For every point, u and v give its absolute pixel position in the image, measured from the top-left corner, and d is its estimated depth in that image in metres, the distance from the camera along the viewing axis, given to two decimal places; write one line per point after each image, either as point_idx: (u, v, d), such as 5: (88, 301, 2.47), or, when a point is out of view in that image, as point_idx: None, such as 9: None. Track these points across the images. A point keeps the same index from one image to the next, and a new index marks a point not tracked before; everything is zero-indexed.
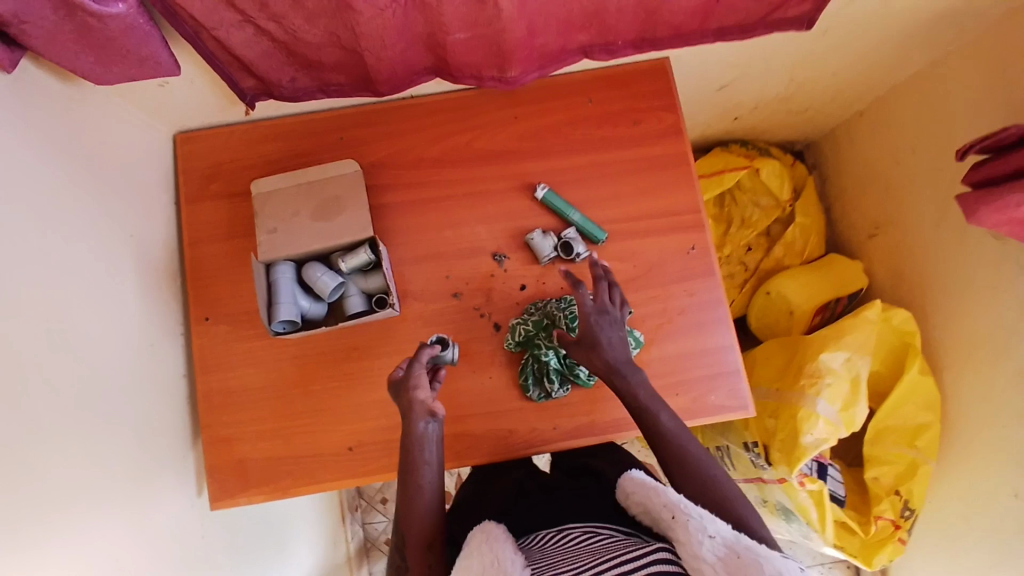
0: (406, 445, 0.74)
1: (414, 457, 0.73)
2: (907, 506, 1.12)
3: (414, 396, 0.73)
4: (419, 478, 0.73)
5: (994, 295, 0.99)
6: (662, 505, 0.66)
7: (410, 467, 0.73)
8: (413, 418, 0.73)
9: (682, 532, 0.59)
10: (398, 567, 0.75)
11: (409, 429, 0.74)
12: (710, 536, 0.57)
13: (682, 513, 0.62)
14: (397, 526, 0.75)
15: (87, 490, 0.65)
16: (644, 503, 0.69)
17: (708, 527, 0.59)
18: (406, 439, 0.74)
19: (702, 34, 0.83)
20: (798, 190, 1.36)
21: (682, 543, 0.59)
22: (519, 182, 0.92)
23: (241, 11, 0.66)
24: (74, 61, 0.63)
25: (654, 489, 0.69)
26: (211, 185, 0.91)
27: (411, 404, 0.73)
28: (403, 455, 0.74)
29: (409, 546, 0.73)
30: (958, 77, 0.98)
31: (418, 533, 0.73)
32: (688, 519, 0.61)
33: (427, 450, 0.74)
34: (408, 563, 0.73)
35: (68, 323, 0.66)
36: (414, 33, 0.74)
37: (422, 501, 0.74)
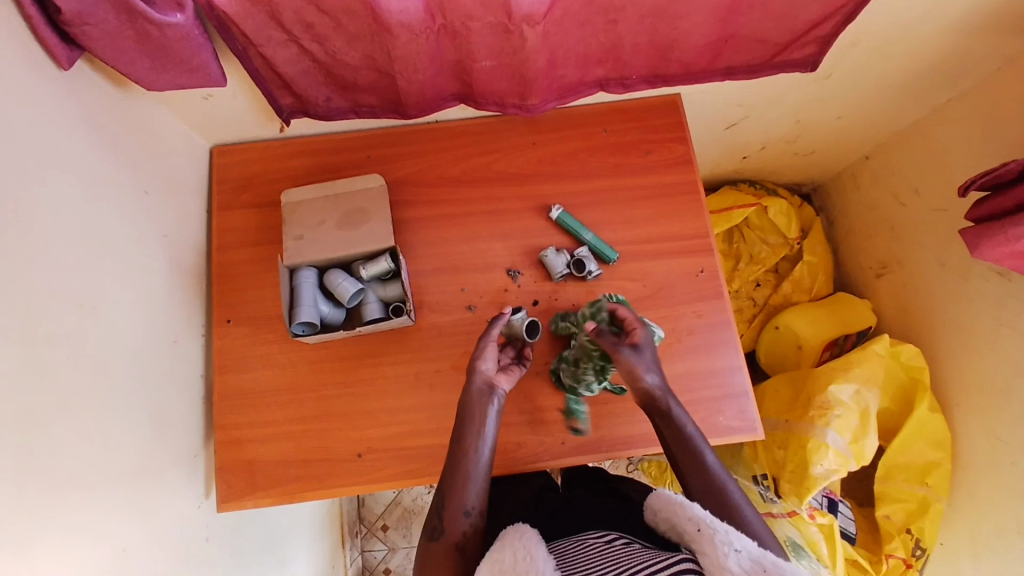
0: (464, 410, 0.80)
1: (472, 420, 0.79)
2: (919, 545, 1.09)
3: (479, 364, 0.82)
4: (474, 440, 0.78)
5: (999, 332, 1.00)
6: (687, 518, 0.65)
7: (466, 430, 0.79)
8: (475, 384, 0.81)
9: (708, 543, 0.59)
10: (434, 529, 0.74)
11: (469, 395, 0.81)
12: (737, 550, 0.57)
13: (708, 526, 0.61)
14: (439, 492, 0.76)
15: (98, 472, 0.66)
16: (668, 518, 0.68)
17: (734, 540, 0.58)
18: (465, 406, 0.80)
19: (712, 72, 0.89)
20: (805, 229, 1.39)
21: (706, 555, 0.58)
22: (535, 203, 0.96)
23: (288, 31, 0.72)
24: (130, 65, 0.69)
25: (679, 504, 0.68)
26: (243, 196, 0.96)
27: (476, 371, 0.82)
28: (459, 422, 0.80)
29: (450, 509, 0.74)
30: (958, 121, 1.03)
31: (461, 499, 0.75)
32: (714, 532, 0.60)
33: (484, 416, 0.80)
34: (444, 525, 0.74)
35: (97, 306, 0.69)
36: (444, 59, 0.80)
37: (471, 467, 0.77)
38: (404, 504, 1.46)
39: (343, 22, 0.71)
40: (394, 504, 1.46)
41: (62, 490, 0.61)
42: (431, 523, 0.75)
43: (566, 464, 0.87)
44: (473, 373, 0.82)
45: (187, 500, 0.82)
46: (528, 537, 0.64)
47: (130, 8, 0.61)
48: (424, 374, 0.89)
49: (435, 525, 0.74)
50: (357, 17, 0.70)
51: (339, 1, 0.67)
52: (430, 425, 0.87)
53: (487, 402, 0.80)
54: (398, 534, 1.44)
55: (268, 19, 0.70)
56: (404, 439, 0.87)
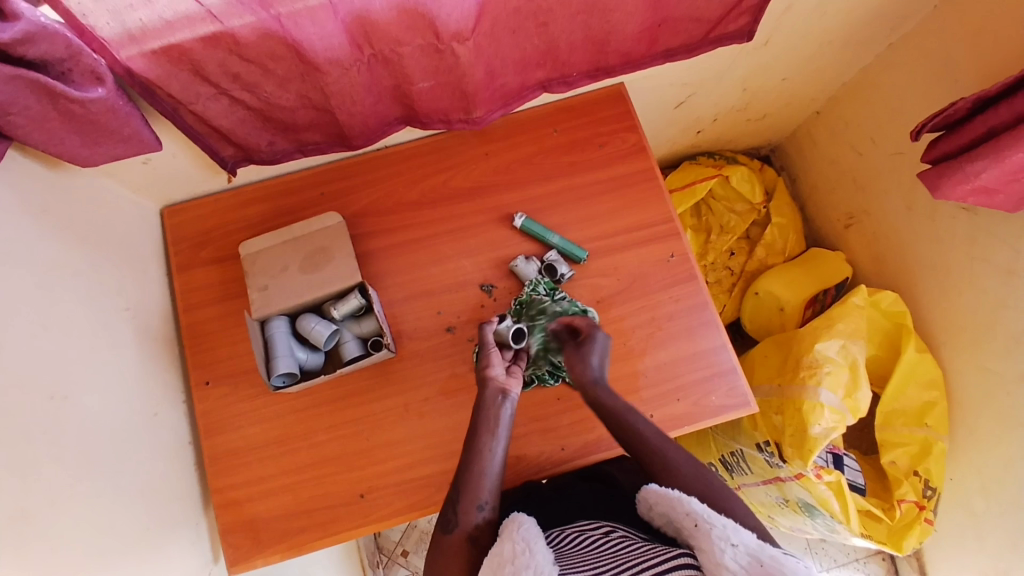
0: (478, 413, 0.80)
1: (485, 420, 0.79)
2: (928, 485, 1.11)
3: (487, 369, 0.82)
4: (486, 441, 0.78)
5: (972, 264, 1.02)
6: (684, 513, 0.66)
7: (480, 430, 0.78)
8: (488, 390, 0.81)
9: (705, 540, 0.61)
10: (448, 520, 0.74)
11: (483, 399, 0.80)
12: (734, 545, 0.59)
13: (704, 522, 0.63)
14: (454, 486, 0.76)
15: (100, 565, 0.64)
16: (666, 512, 0.69)
17: (731, 535, 0.60)
18: (478, 409, 0.80)
19: (652, 57, 0.88)
20: (769, 192, 1.40)
21: (704, 551, 0.60)
22: (497, 213, 0.95)
23: (216, 85, 0.71)
24: (62, 146, 0.66)
25: (676, 498, 0.69)
26: (202, 253, 0.94)
27: (491, 375, 0.82)
28: (473, 423, 0.80)
29: (464, 503, 0.75)
30: (900, 65, 1.04)
31: (476, 494, 0.75)
32: (711, 528, 0.62)
33: (496, 415, 0.80)
34: (459, 518, 0.74)
35: (73, 396, 0.67)
36: (382, 87, 0.79)
37: (485, 466, 0.76)
38: (419, 527, 1.45)
39: (271, 67, 0.69)
40: (410, 528, 1.45)
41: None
42: (445, 515, 0.75)
43: (570, 468, 0.87)
44: (486, 376, 0.82)
45: (195, 571, 0.80)
46: (526, 529, 0.67)
47: (52, 91, 0.58)
48: (414, 403, 0.88)
49: (448, 518, 0.74)
50: (284, 59, 0.68)
51: (262, 47, 0.66)
52: (430, 453, 0.86)
53: (500, 404, 0.80)
54: (418, 558, 1.43)
55: (195, 76, 0.68)
56: (406, 471, 0.86)
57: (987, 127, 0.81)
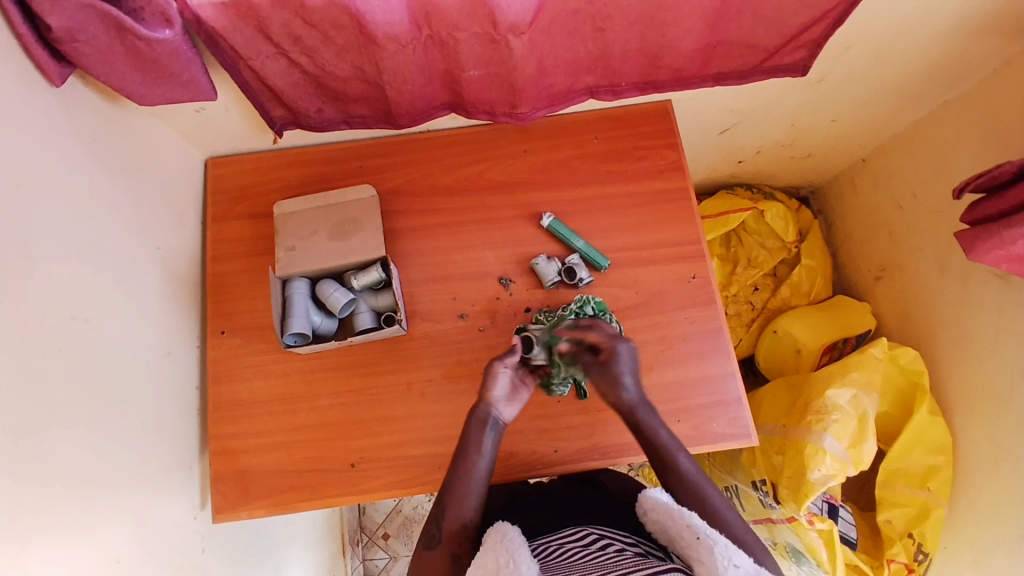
0: (466, 433, 0.79)
1: (475, 438, 0.79)
2: (921, 549, 1.09)
3: (491, 393, 0.80)
4: (474, 460, 0.78)
5: (998, 334, 0.99)
6: (685, 526, 0.66)
7: (469, 449, 0.78)
8: (481, 409, 0.80)
9: (707, 555, 0.61)
10: (431, 537, 0.76)
11: (473, 418, 0.80)
12: (736, 566, 0.59)
13: (706, 537, 0.63)
14: (438, 501, 0.77)
15: (95, 485, 0.67)
16: (663, 523, 0.70)
17: (732, 556, 0.60)
18: (468, 426, 0.80)
19: (703, 78, 0.89)
20: (803, 233, 1.38)
21: (705, 565, 0.61)
22: (526, 211, 0.96)
23: (277, 45, 0.73)
24: (121, 81, 0.70)
25: (675, 510, 0.69)
26: (238, 206, 0.97)
27: (485, 395, 0.80)
28: (461, 440, 0.80)
29: (447, 520, 0.76)
30: (952, 124, 1.02)
31: (458, 513, 0.76)
32: (713, 544, 0.62)
33: (487, 435, 0.79)
34: (441, 535, 0.75)
35: (94, 320, 0.70)
36: (434, 69, 0.81)
37: (470, 484, 0.77)
38: (404, 512, 1.45)
39: (331, 35, 0.72)
40: (394, 512, 1.46)
41: (59, 498, 0.62)
42: (428, 531, 0.76)
43: (559, 471, 0.87)
44: (485, 397, 0.80)
45: (183, 510, 0.82)
46: (510, 541, 0.66)
47: (120, 25, 0.62)
48: (416, 383, 0.89)
49: (432, 533, 0.76)
50: (345, 29, 0.71)
51: (326, 14, 0.68)
52: (425, 434, 0.87)
53: (490, 427, 0.80)
54: (397, 542, 1.43)
55: (259, 34, 0.71)
56: (399, 448, 0.87)
57: None
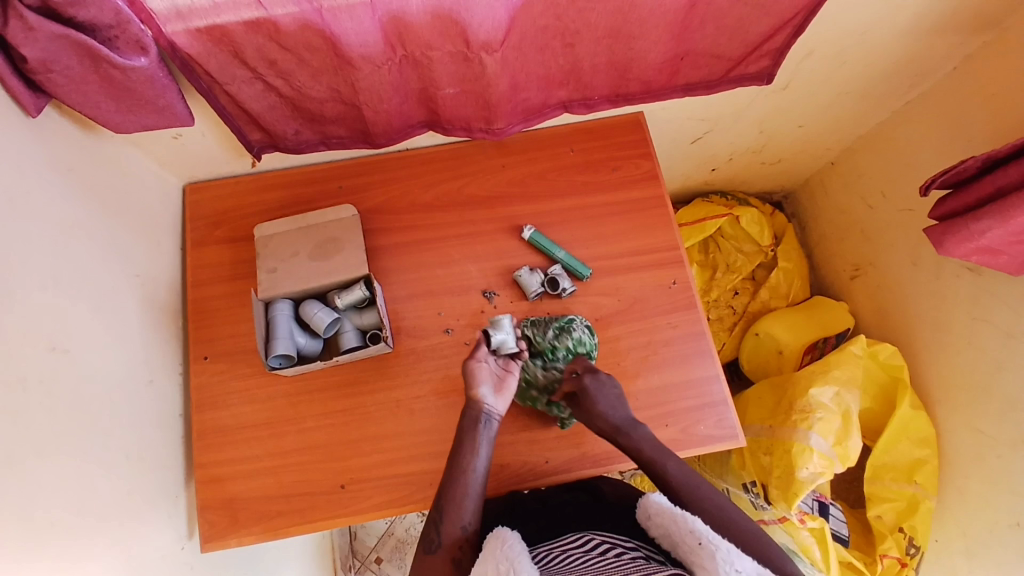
0: (460, 435, 0.79)
1: (471, 439, 0.79)
2: (912, 543, 1.09)
3: (476, 390, 0.80)
4: (470, 460, 0.78)
5: (974, 325, 1.02)
6: (687, 530, 0.66)
7: (463, 449, 0.78)
8: (472, 407, 0.80)
9: (710, 561, 0.61)
10: (431, 542, 0.74)
11: (466, 418, 0.80)
12: (738, 571, 0.59)
13: (709, 543, 0.62)
14: (436, 507, 0.76)
15: (79, 519, 0.65)
16: (665, 527, 0.70)
17: (735, 561, 0.60)
18: (461, 426, 0.80)
19: (672, 89, 0.91)
20: (778, 236, 1.42)
21: (707, 572, 0.61)
22: (507, 224, 0.97)
23: (253, 69, 0.74)
24: (96, 109, 0.70)
25: (677, 515, 0.69)
26: (218, 231, 0.96)
27: (474, 394, 0.80)
28: (455, 441, 0.79)
29: (446, 525, 0.75)
30: (915, 125, 1.07)
31: (457, 515, 0.75)
32: (716, 549, 0.62)
33: (481, 435, 0.79)
34: (442, 539, 0.74)
35: (73, 349, 0.69)
36: (410, 88, 0.82)
37: (468, 485, 0.76)
38: (396, 535, 1.43)
39: (306, 58, 0.73)
40: (387, 535, 1.43)
41: (42, 534, 0.60)
42: (428, 536, 0.75)
43: (552, 482, 0.86)
44: (473, 395, 0.81)
45: (170, 540, 0.80)
46: (510, 548, 0.65)
47: (96, 53, 0.62)
48: (404, 400, 0.89)
49: (432, 538, 0.75)
50: (319, 52, 0.72)
51: (299, 37, 0.69)
52: (415, 451, 0.87)
53: (482, 425, 0.80)
54: (391, 566, 1.41)
55: (233, 59, 0.72)
56: (389, 467, 0.86)
57: (994, 187, 0.83)
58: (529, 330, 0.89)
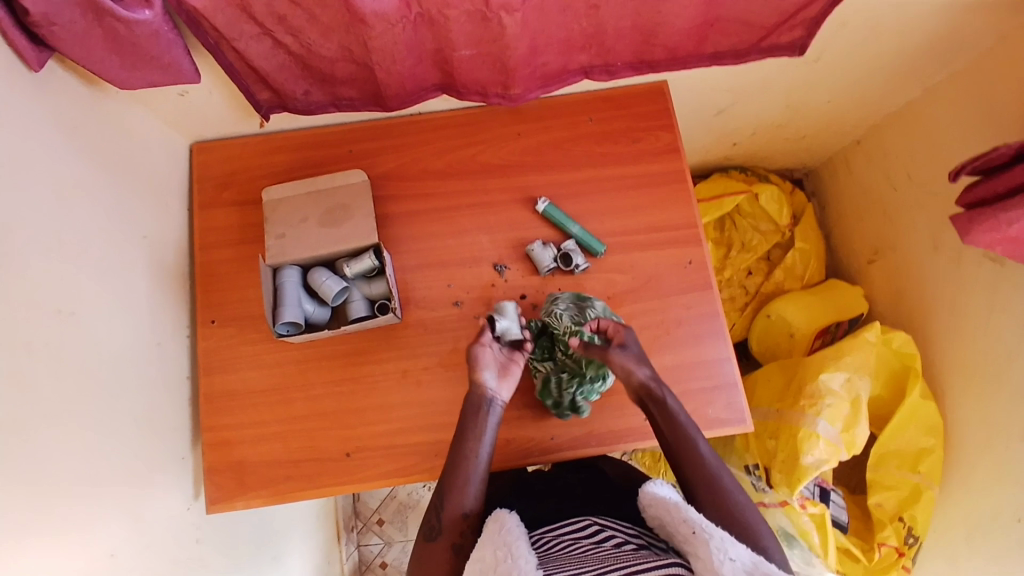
0: (464, 421, 0.79)
1: (474, 425, 0.78)
2: (910, 533, 1.10)
3: (480, 374, 0.80)
4: (472, 446, 0.77)
5: (992, 317, 1.00)
6: (682, 520, 0.66)
7: (466, 435, 0.78)
8: (476, 393, 0.79)
9: (704, 549, 0.61)
10: (432, 528, 0.75)
11: (469, 403, 0.80)
12: (732, 559, 0.59)
13: (703, 531, 0.63)
14: (438, 491, 0.77)
15: (87, 479, 0.65)
16: (660, 516, 0.70)
17: (729, 549, 0.60)
18: (465, 411, 0.80)
19: (699, 57, 0.87)
20: (797, 215, 1.38)
21: (702, 559, 0.60)
22: (520, 195, 0.94)
23: (261, 24, 0.71)
24: (101, 65, 0.67)
25: (672, 504, 0.69)
26: (225, 193, 0.94)
27: (477, 379, 0.80)
28: (458, 427, 0.79)
29: (447, 510, 0.75)
30: (947, 105, 1.02)
31: (459, 501, 0.75)
32: (710, 538, 0.62)
33: (484, 422, 0.79)
34: (442, 525, 0.74)
35: (79, 311, 0.68)
36: (424, 49, 0.78)
37: (471, 472, 0.76)
38: (399, 498, 1.45)
39: (316, 13, 0.69)
40: (390, 498, 1.46)
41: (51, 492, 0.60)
42: (429, 522, 0.75)
43: (557, 458, 0.86)
44: (477, 380, 0.80)
45: (177, 502, 0.81)
46: (508, 532, 0.66)
47: (98, 5, 0.59)
48: (412, 371, 0.88)
49: (433, 524, 0.75)
50: (330, 7, 0.69)
51: None
52: (421, 422, 0.87)
53: (486, 411, 0.79)
54: (394, 528, 1.44)
55: (241, 13, 0.69)
56: (394, 436, 0.86)
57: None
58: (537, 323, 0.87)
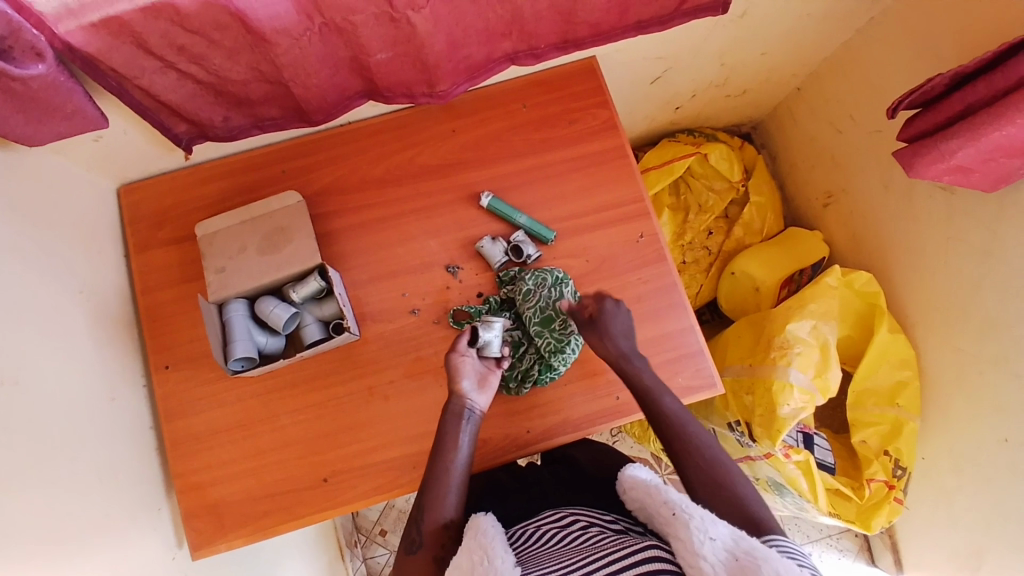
0: (441, 432, 0.79)
1: (453, 433, 0.79)
2: (898, 465, 1.12)
3: (459, 385, 0.80)
4: (451, 455, 0.77)
5: (949, 246, 1.02)
6: (662, 502, 0.65)
7: (445, 444, 0.78)
8: (455, 402, 0.80)
9: (683, 530, 0.59)
10: (412, 541, 0.74)
11: (449, 413, 0.80)
12: (712, 539, 0.57)
13: (683, 512, 0.61)
14: (417, 504, 0.76)
15: (61, 549, 0.64)
16: (643, 501, 0.69)
17: (709, 528, 0.58)
18: (443, 421, 0.80)
19: (623, 29, 0.85)
20: (749, 170, 1.38)
21: (681, 540, 0.59)
22: (464, 192, 0.93)
23: (161, 57, 0.68)
24: (2, 126, 0.63)
25: (654, 487, 0.69)
26: (160, 233, 0.91)
27: (455, 387, 0.80)
28: (437, 437, 0.79)
29: (428, 523, 0.74)
30: (876, 43, 1.02)
31: (439, 511, 0.75)
32: (689, 518, 0.60)
33: (463, 430, 0.79)
34: (423, 538, 0.74)
35: (24, 383, 0.65)
36: (339, 58, 0.76)
37: (450, 480, 0.76)
38: (397, 506, 1.46)
39: (216, 37, 0.66)
40: (387, 507, 1.46)
41: (29, 572, 0.59)
42: (409, 535, 0.75)
43: (535, 451, 0.86)
44: (455, 388, 0.80)
45: (159, 553, 0.80)
46: (483, 534, 0.65)
47: None
48: (377, 386, 0.87)
49: (413, 537, 0.74)
50: (229, 29, 0.66)
51: (204, 16, 0.63)
52: (394, 437, 0.86)
53: (465, 420, 0.79)
54: (396, 536, 1.44)
55: (138, 48, 0.65)
56: (371, 455, 0.85)
57: (963, 105, 0.80)
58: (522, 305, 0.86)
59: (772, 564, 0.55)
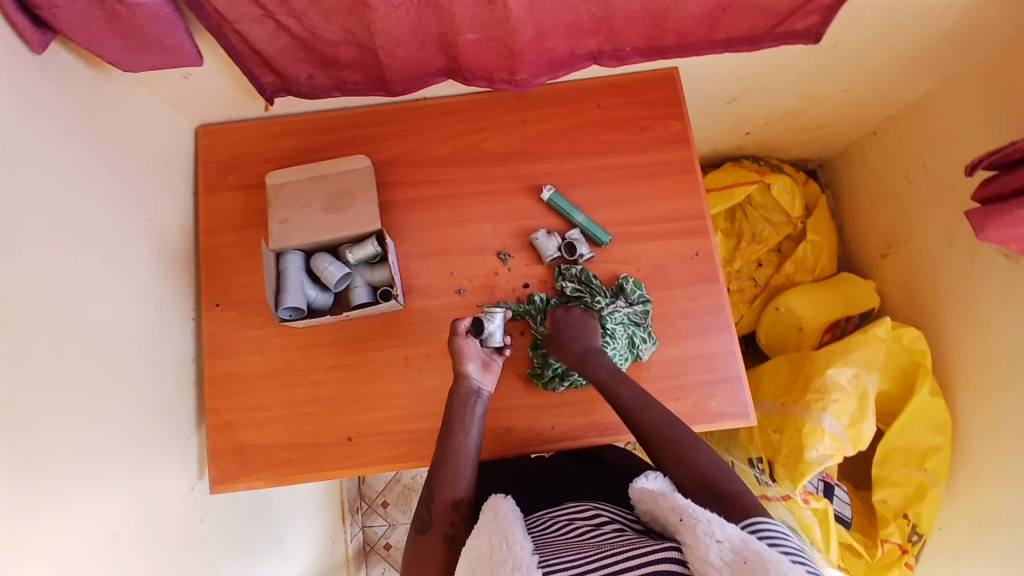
0: (450, 412, 0.80)
1: (461, 415, 0.80)
2: (915, 530, 1.09)
3: (464, 366, 0.81)
4: (460, 435, 0.78)
5: (1004, 314, 0.98)
6: (668, 509, 0.63)
7: (453, 425, 0.79)
8: (462, 385, 0.81)
9: (688, 535, 0.57)
10: (423, 521, 0.74)
11: (456, 395, 0.80)
12: (717, 541, 0.56)
13: (689, 516, 0.59)
14: (428, 485, 0.77)
15: (91, 458, 0.67)
16: (651, 510, 0.67)
17: (715, 531, 0.57)
18: (451, 403, 0.81)
19: (711, 44, 0.84)
20: (809, 207, 1.35)
21: (688, 546, 0.57)
22: (525, 182, 0.93)
23: (263, 7, 0.70)
24: (103, 49, 0.67)
25: (660, 494, 0.66)
26: (230, 177, 0.95)
27: (462, 369, 0.81)
28: (445, 418, 0.80)
29: (439, 501, 0.75)
30: (963, 95, 0.99)
31: (450, 490, 0.75)
32: (696, 522, 0.58)
33: (472, 411, 0.80)
34: (433, 517, 0.74)
35: (79, 294, 0.68)
36: (427, 32, 0.77)
37: (461, 460, 0.77)
38: (403, 481, 1.47)
39: None
40: (394, 480, 1.47)
41: (60, 472, 0.62)
42: (420, 515, 0.75)
43: (558, 447, 0.86)
44: (461, 371, 0.81)
45: (181, 482, 0.82)
46: (504, 518, 0.66)
47: None
48: (413, 358, 0.88)
49: (423, 518, 0.75)
50: None
51: None
52: (421, 410, 0.87)
53: (473, 402, 0.80)
54: (397, 510, 1.45)
55: None
56: (397, 423, 0.87)
57: None
58: (599, 300, 0.87)
59: (781, 565, 0.52)
